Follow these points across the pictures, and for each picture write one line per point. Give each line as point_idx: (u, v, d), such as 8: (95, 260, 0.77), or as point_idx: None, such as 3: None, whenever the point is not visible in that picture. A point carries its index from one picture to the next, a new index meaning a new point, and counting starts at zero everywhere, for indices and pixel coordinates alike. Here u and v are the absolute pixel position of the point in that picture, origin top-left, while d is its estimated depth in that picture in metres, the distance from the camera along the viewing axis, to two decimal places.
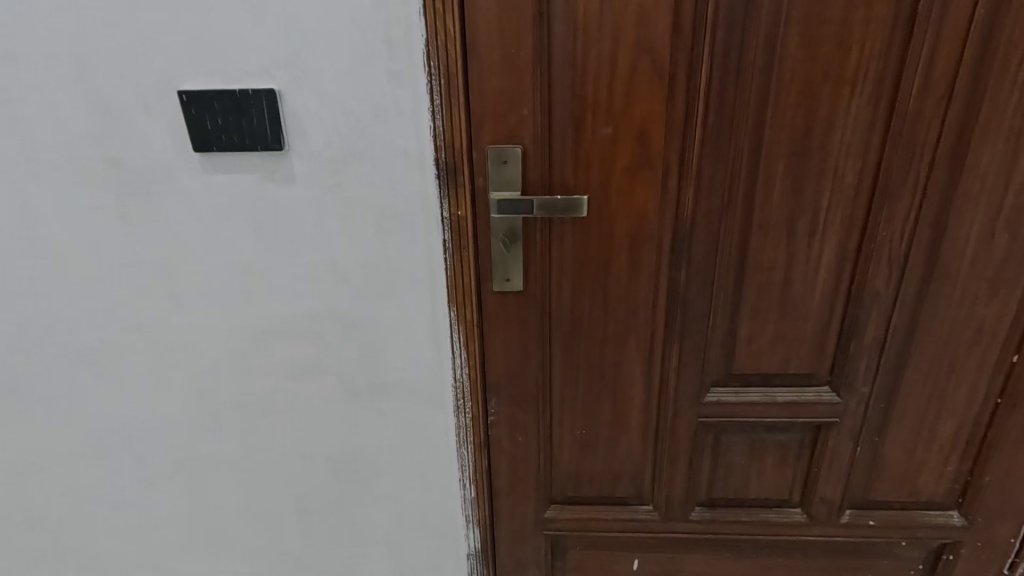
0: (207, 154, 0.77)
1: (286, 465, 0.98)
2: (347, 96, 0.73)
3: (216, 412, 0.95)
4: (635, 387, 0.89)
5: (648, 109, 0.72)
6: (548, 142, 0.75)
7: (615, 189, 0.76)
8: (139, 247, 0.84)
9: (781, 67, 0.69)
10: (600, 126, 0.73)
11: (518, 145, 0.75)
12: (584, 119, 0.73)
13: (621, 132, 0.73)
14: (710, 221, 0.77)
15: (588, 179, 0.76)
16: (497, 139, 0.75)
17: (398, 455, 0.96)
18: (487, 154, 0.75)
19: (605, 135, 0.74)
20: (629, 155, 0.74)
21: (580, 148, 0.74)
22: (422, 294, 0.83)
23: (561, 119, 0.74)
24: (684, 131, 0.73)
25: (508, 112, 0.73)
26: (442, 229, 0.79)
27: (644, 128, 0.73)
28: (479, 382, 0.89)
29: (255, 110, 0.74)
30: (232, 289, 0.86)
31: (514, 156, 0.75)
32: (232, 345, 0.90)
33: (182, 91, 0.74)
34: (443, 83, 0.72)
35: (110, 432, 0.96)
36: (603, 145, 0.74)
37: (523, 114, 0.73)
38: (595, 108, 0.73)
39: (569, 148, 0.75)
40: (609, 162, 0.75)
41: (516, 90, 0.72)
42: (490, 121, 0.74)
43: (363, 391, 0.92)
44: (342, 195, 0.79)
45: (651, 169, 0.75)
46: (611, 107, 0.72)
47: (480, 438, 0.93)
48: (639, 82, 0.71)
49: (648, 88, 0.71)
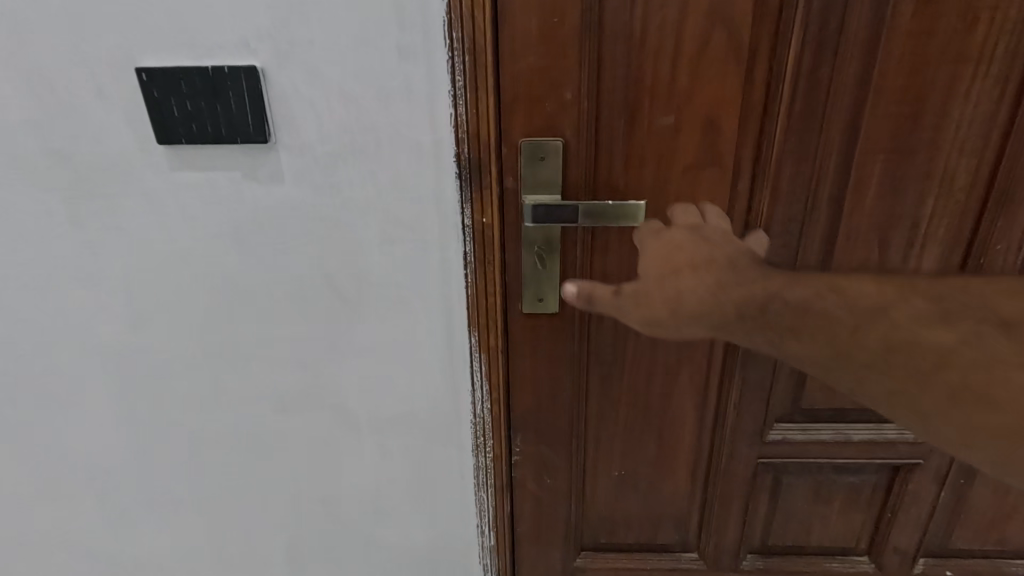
0: (174, 146, 0.63)
1: (277, 507, 0.85)
2: (346, 77, 0.59)
3: (195, 448, 0.82)
4: (685, 423, 0.76)
5: (720, 94, 0.58)
6: (594, 135, 0.61)
7: (674, 192, 0.63)
8: (97, 259, 0.70)
9: (888, 42, 0.56)
10: (658, 114, 0.60)
11: (559, 138, 0.61)
12: (639, 106, 0.60)
13: (685, 122, 0.60)
14: (787, 230, 0.64)
15: (641, 179, 0.62)
16: (531, 131, 0.61)
17: (406, 498, 0.82)
18: (519, 149, 0.62)
19: (665, 126, 0.60)
20: (693, 151, 0.61)
21: (633, 141, 0.61)
22: (436, 315, 0.70)
23: (611, 106, 0.60)
24: (761, 122, 0.59)
25: (547, 96, 0.60)
26: (462, 239, 0.65)
27: (713, 117, 0.59)
28: (502, 416, 0.76)
29: (232, 93, 0.60)
30: (210, 308, 0.72)
31: (553, 150, 0.61)
32: (211, 373, 0.77)
33: (139, 68, 0.60)
34: (466, 61, 0.58)
35: (72, 469, 0.83)
36: (662, 139, 0.60)
37: (566, 99, 0.60)
38: (653, 93, 0.59)
39: (619, 142, 0.61)
40: (668, 160, 0.61)
41: (558, 69, 0.59)
42: (525, 108, 0.60)
43: (364, 427, 0.78)
44: (340, 198, 0.65)
45: (718, 168, 0.61)
46: (674, 90, 0.59)
47: (503, 480, 0.80)
48: (710, 60, 0.57)
49: (721, 68, 0.57)
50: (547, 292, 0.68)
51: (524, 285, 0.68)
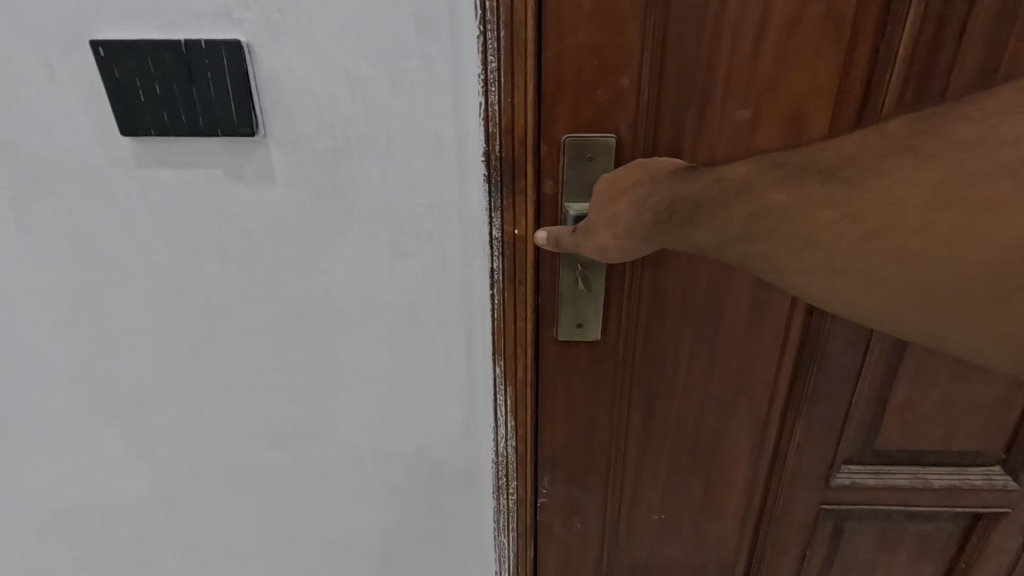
0: (141, 139, 0.52)
1: (269, 550, 0.75)
2: (352, 56, 0.48)
3: (174, 485, 0.71)
4: (738, 465, 0.66)
5: (809, 83, 0.49)
6: (654, 131, 0.51)
7: None
8: (56, 271, 0.59)
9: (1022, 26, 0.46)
10: (734, 105, 0.50)
11: (612, 135, 0.52)
12: (711, 98, 0.50)
13: (765, 118, 0.50)
14: None
15: None
16: (577, 126, 0.51)
17: (416, 542, 0.73)
18: (563, 148, 0.52)
19: (740, 122, 0.50)
20: (770, 150, 0.51)
21: (700, 139, 0.51)
22: (455, 342, 0.60)
23: (676, 97, 0.50)
24: (858, 116, 0.50)
25: (602, 83, 0.50)
26: (488, 253, 0.55)
27: (799, 111, 0.50)
28: (529, 456, 0.66)
29: (211, 73, 0.49)
30: (189, 330, 0.62)
31: (604, 149, 0.52)
32: (191, 402, 0.66)
33: (94, 42, 0.48)
34: (502, 37, 0.47)
35: (32, 507, 0.73)
36: (733, 137, 0.51)
37: (622, 87, 0.50)
38: (729, 81, 0.49)
39: (680, 139, 0.52)
40: (742, 163, 0.52)
41: (615, 51, 0.49)
42: (571, 97, 0.51)
43: (369, 464, 0.68)
44: (343, 202, 0.54)
45: None
46: (752, 77, 0.49)
47: (526, 524, 0.70)
48: (801, 40, 0.48)
49: (814, 52, 0.48)
50: (587, 316, 0.59)
51: (561, 308, 0.59)
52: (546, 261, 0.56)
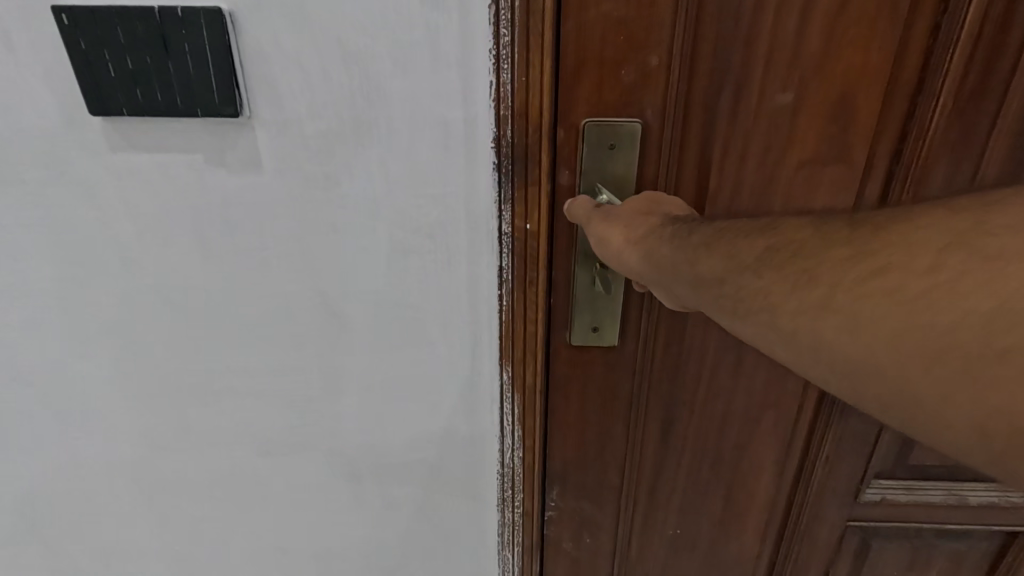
0: (112, 119, 0.47)
1: (258, 563, 0.71)
2: (347, 27, 0.43)
3: (156, 494, 0.67)
4: (760, 478, 0.62)
5: (856, 66, 0.46)
6: (687, 116, 0.48)
7: (784, 194, 0.50)
8: (22, 264, 0.54)
9: None
10: (776, 90, 0.47)
11: (637, 120, 0.48)
12: (751, 81, 0.47)
13: (807, 103, 0.47)
14: None
15: (744, 176, 0.50)
16: (601, 109, 0.48)
17: (414, 556, 0.68)
18: (583, 133, 0.48)
19: (781, 107, 0.47)
20: (815, 139, 0.48)
21: (735, 126, 0.48)
22: (458, 345, 0.55)
23: (711, 79, 0.47)
24: (912, 101, 0.47)
25: (628, 62, 0.46)
26: (497, 250, 0.50)
27: (845, 96, 0.47)
28: (537, 467, 0.61)
29: (189, 46, 0.43)
30: (170, 329, 0.57)
31: (628, 136, 0.48)
32: (173, 407, 0.61)
33: (55, 7, 0.43)
34: (517, 7, 0.42)
35: (1, 516, 0.68)
36: (772, 124, 0.48)
37: (649, 67, 0.46)
38: (771, 62, 0.46)
39: (714, 125, 0.48)
40: (782, 152, 0.49)
41: (646, 26, 0.45)
42: (596, 78, 0.47)
43: (366, 474, 0.64)
44: (335, 191, 0.49)
45: (843, 164, 0.49)
46: (797, 58, 0.46)
47: (532, 538, 0.66)
48: (852, 18, 0.44)
49: (866, 32, 0.45)
50: (604, 320, 0.54)
51: (575, 310, 0.54)
52: (560, 257, 0.52)
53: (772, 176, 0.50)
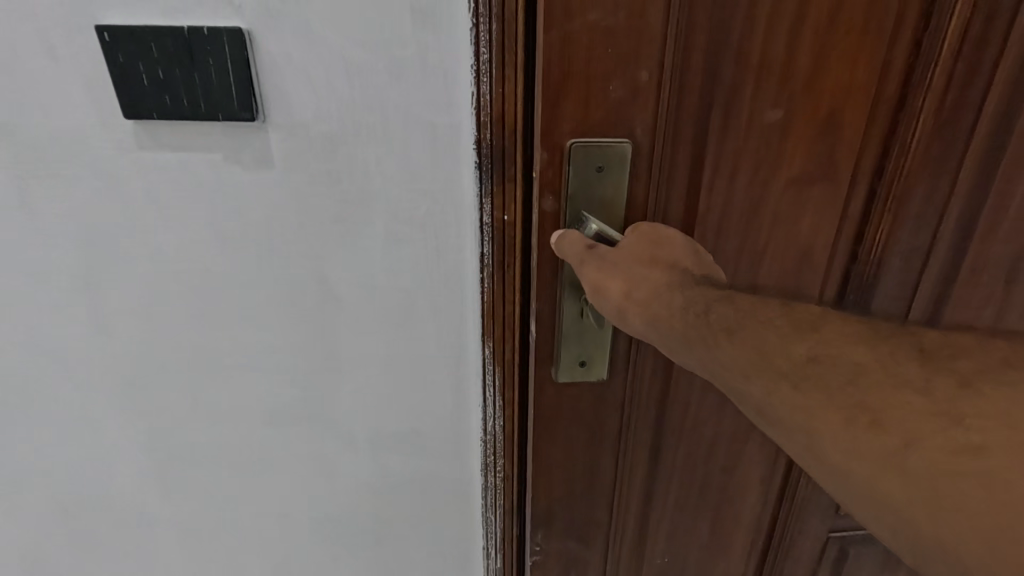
0: (142, 121, 0.54)
1: (262, 529, 0.77)
2: (351, 45, 0.50)
3: (170, 463, 0.73)
4: (749, 477, 0.69)
5: (844, 82, 0.51)
6: (676, 131, 0.52)
7: (776, 207, 0.55)
8: (53, 251, 0.60)
9: None
10: (767, 106, 0.51)
11: (627, 141, 0.52)
12: (743, 96, 0.51)
13: (797, 119, 0.52)
14: (908, 258, 0.59)
15: (736, 191, 0.54)
16: (592, 122, 0.51)
17: (406, 518, 0.76)
18: (571, 154, 0.51)
19: (772, 123, 0.52)
20: (804, 157, 0.53)
21: (727, 141, 0.52)
22: (446, 323, 0.63)
23: (703, 94, 0.51)
24: (893, 117, 0.53)
25: (615, 77, 0.49)
26: (479, 239, 0.57)
27: (833, 113, 0.52)
28: (515, 438, 0.67)
29: (212, 59, 0.50)
30: (187, 311, 0.64)
31: (614, 157, 0.52)
32: (188, 382, 0.68)
33: (99, 26, 0.50)
34: (493, 28, 0.48)
35: (27, 482, 0.75)
36: (764, 137, 0.52)
37: (637, 83, 0.50)
38: (763, 80, 0.50)
39: (698, 135, 0.52)
40: (775, 166, 0.53)
41: (633, 39, 0.48)
42: (583, 90, 0.50)
43: (362, 443, 0.71)
44: (335, 186, 0.56)
45: (829, 179, 0.54)
46: (787, 77, 0.50)
47: (512, 501, 0.72)
48: (836, 41, 0.49)
49: (851, 56, 0.50)
50: (592, 354, 0.60)
51: (565, 344, 0.59)
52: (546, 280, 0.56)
53: (764, 193, 0.54)
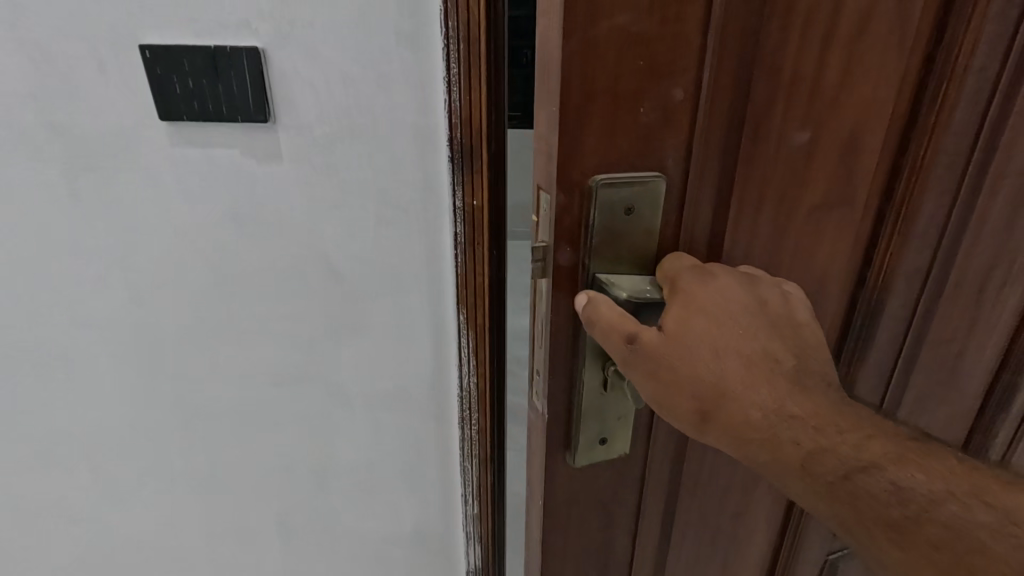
0: (174, 123, 0.65)
1: (269, 481, 0.89)
2: (346, 61, 0.61)
3: (188, 420, 0.84)
4: (758, 506, 0.68)
5: (866, 101, 0.49)
6: (708, 157, 0.48)
7: (796, 233, 0.53)
8: (95, 233, 0.72)
9: None
10: (796, 128, 0.48)
11: (660, 174, 0.47)
12: (773, 116, 0.47)
13: (822, 141, 0.49)
14: (909, 275, 0.59)
15: (761, 219, 0.51)
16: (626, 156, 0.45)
17: (394, 471, 0.87)
18: (603, 203, 0.46)
19: (799, 146, 0.49)
20: (826, 181, 0.51)
21: (755, 165, 0.49)
22: (427, 294, 0.74)
23: (733, 114, 0.46)
24: (903, 136, 0.52)
25: (647, 98, 0.44)
26: (454, 221, 0.68)
27: (856, 134, 0.50)
28: (487, 395, 0.78)
29: (233, 72, 0.62)
30: (206, 285, 0.75)
31: (643, 197, 0.47)
32: (207, 348, 0.79)
33: (141, 45, 0.61)
34: (461, 46, 0.59)
35: (65, 437, 0.86)
36: (791, 161, 0.49)
37: (664, 105, 0.44)
38: (794, 101, 0.47)
39: (722, 161, 0.48)
40: (799, 192, 0.51)
41: (668, 50, 0.42)
42: (610, 114, 0.43)
43: (356, 402, 0.82)
44: (333, 176, 0.67)
45: (846, 202, 0.53)
46: (815, 96, 0.47)
47: (487, 450, 0.83)
48: (864, 59, 0.47)
49: (876, 75, 0.48)
50: (612, 421, 0.55)
51: (590, 416, 0.54)
52: (562, 338, 0.51)
53: (786, 217, 0.52)
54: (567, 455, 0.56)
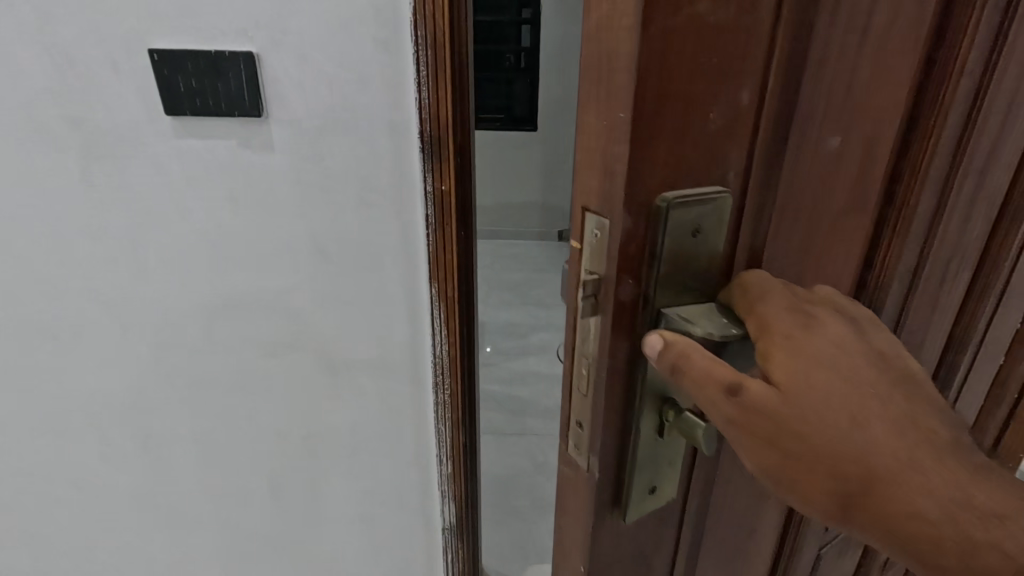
0: (178, 117, 0.74)
1: (262, 443, 0.98)
2: (330, 64, 0.71)
3: (188, 389, 0.93)
4: (763, 545, 0.62)
5: (881, 102, 0.44)
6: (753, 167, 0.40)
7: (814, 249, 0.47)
8: (106, 216, 0.80)
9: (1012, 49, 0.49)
10: (831, 133, 0.42)
11: (725, 190, 0.39)
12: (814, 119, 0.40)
13: (846, 146, 0.43)
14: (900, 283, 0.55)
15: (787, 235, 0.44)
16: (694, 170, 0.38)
17: (375, 434, 0.96)
18: (672, 223, 0.38)
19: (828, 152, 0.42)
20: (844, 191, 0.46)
21: (795, 178, 0.42)
22: (404, 270, 0.83)
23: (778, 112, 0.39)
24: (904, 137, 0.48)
25: (717, 100, 0.36)
26: (426, 204, 0.78)
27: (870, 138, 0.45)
28: (458, 360, 0.88)
29: (231, 73, 0.71)
30: (206, 263, 0.84)
31: (712, 216, 0.39)
32: (206, 322, 0.88)
33: (151, 49, 0.70)
34: (429, 52, 0.69)
35: (75, 406, 0.95)
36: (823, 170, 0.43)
37: (738, 104, 0.37)
38: (829, 103, 0.40)
39: (770, 173, 0.41)
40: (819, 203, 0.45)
41: (737, 42, 0.35)
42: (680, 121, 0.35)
43: (341, 369, 0.91)
44: (320, 164, 0.77)
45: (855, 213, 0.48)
46: (846, 96, 0.41)
47: (459, 413, 0.93)
48: (891, 53, 0.42)
49: (890, 70, 0.43)
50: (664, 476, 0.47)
51: (645, 469, 0.45)
52: (613, 381, 0.42)
53: (810, 232, 0.46)
54: (617, 513, 0.47)
